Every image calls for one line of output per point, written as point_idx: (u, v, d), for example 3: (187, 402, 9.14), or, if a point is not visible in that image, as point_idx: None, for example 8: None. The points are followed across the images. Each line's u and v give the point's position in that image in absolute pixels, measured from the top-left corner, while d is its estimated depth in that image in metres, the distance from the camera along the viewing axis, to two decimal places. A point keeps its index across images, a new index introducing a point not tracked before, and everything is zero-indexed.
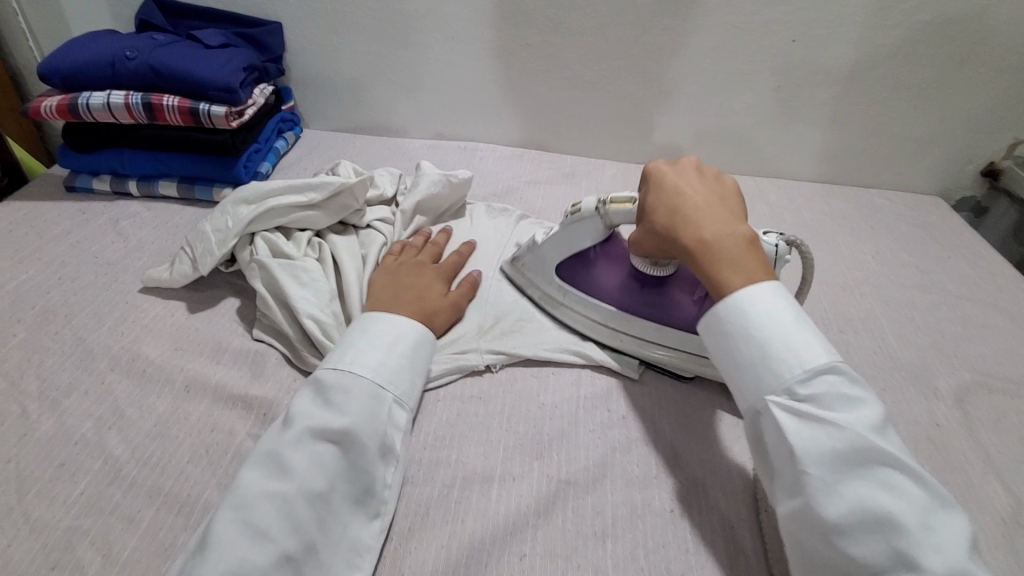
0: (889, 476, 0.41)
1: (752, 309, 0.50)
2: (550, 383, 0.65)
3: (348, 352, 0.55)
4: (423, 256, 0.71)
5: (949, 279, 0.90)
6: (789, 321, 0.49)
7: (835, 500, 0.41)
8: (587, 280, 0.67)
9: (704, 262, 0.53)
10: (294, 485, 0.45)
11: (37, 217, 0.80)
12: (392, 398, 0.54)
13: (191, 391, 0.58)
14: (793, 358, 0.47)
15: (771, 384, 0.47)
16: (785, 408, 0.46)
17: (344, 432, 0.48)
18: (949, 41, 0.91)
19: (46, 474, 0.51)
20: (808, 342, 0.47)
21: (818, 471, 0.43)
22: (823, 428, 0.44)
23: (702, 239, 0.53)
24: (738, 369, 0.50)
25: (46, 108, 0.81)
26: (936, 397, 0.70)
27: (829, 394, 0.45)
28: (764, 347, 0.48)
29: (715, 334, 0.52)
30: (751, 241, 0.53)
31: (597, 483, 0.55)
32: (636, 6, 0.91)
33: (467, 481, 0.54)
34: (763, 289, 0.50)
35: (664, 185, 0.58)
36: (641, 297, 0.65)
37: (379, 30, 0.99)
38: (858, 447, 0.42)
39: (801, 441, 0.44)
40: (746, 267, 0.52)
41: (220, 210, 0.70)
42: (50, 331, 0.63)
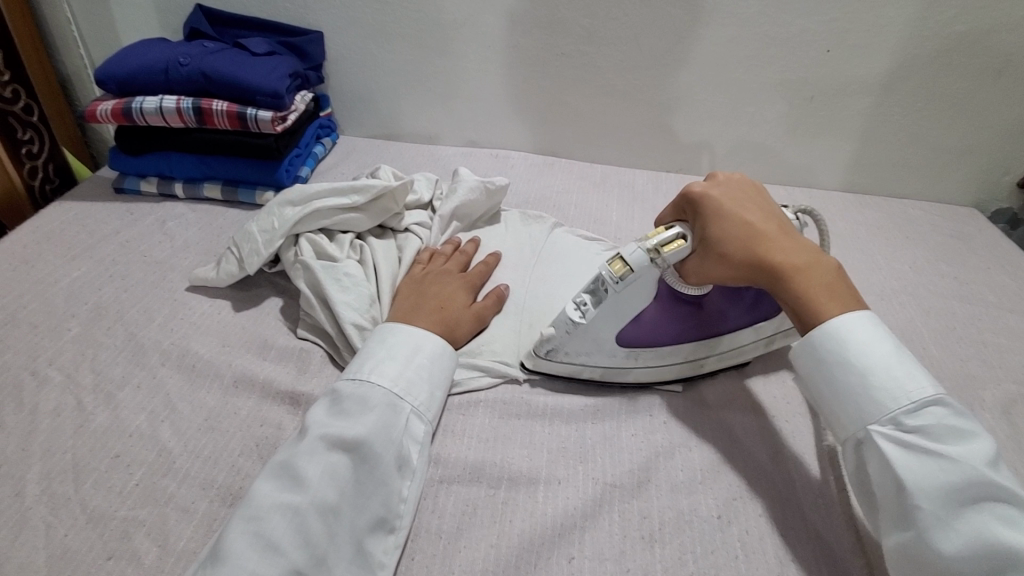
0: (1004, 510, 0.42)
1: (853, 338, 0.51)
2: (591, 390, 0.65)
3: (367, 361, 0.55)
4: (451, 265, 0.71)
5: (990, 290, 0.88)
6: (888, 351, 0.50)
7: (948, 533, 0.42)
8: (651, 338, 0.61)
9: (801, 292, 0.53)
10: (307, 497, 0.45)
11: (87, 217, 0.82)
12: (409, 409, 0.53)
13: (240, 387, 0.59)
14: (900, 390, 0.48)
15: (875, 414, 0.48)
16: (893, 440, 0.47)
17: (358, 443, 0.48)
18: (985, 52, 0.90)
19: (102, 466, 0.52)
20: (909, 372, 0.49)
21: (933, 503, 0.43)
22: (933, 461, 0.45)
23: (793, 271, 0.54)
24: (839, 403, 0.51)
25: (101, 111, 0.84)
26: (980, 409, 0.69)
27: (936, 426, 0.46)
28: (868, 378, 0.49)
29: (817, 369, 0.52)
30: (831, 264, 0.55)
31: (642, 488, 0.54)
32: (670, 16, 0.92)
33: (513, 483, 0.54)
34: (857, 315, 0.51)
35: (728, 215, 0.57)
36: (703, 316, 0.62)
37: (417, 40, 1.01)
38: (970, 478, 0.43)
39: (911, 473, 0.45)
40: (840, 286, 0.53)
41: (266, 211, 0.71)
42: (103, 327, 0.65)
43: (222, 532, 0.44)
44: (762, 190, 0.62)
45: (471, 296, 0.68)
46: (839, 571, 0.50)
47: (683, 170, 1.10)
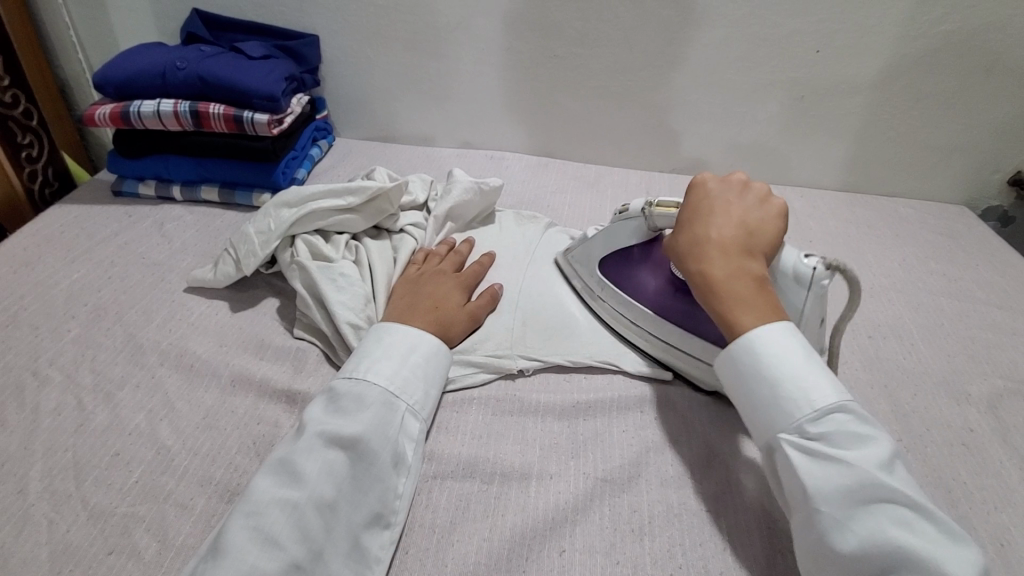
0: (898, 512, 0.43)
1: (764, 349, 0.51)
2: (583, 386, 0.66)
3: (364, 360, 0.56)
4: (446, 265, 0.72)
5: (978, 287, 0.89)
6: (800, 361, 0.50)
7: (844, 534, 0.43)
8: (627, 285, 0.68)
9: (713, 297, 0.55)
10: (305, 492, 0.46)
11: (86, 220, 0.83)
12: (405, 407, 0.54)
13: (237, 386, 0.60)
14: (804, 398, 0.49)
15: (783, 422, 0.49)
16: (798, 447, 0.48)
17: (355, 440, 0.49)
18: (972, 52, 0.92)
19: (102, 463, 0.53)
20: (816, 381, 0.49)
21: (830, 506, 0.44)
22: (833, 466, 0.45)
23: (710, 275, 0.55)
24: (753, 411, 0.52)
25: (99, 115, 0.85)
26: (967, 403, 0.70)
27: (838, 433, 0.46)
28: (775, 386, 0.50)
29: (732, 375, 0.53)
30: (760, 281, 0.55)
31: (633, 482, 0.55)
32: (662, 18, 0.93)
33: (505, 478, 0.55)
34: (771, 329, 0.52)
35: (696, 212, 0.60)
36: (674, 303, 0.65)
37: (412, 42, 1.02)
38: (864, 481, 0.43)
39: (811, 477, 0.46)
40: (757, 306, 0.53)
41: (262, 213, 0.72)
42: (102, 328, 0.66)
43: (222, 526, 0.45)
44: (775, 207, 0.60)
45: (466, 295, 0.69)
46: None
47: (676, 170, 1.11)
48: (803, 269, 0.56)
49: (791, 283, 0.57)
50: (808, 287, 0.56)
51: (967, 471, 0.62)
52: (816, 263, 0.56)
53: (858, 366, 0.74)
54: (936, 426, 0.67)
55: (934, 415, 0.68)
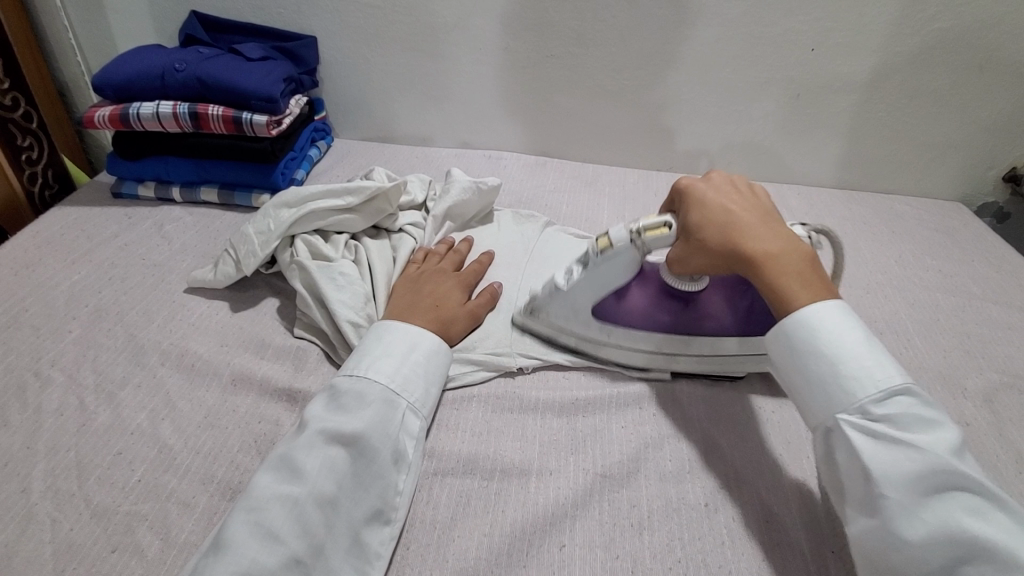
0: (970, 500, 0.43)
1: (821, 329, 0.52)
2: (582, 383, 0.66)
3: (364, 358, 0.57)
4: (446, 263, 0.73)
5: (974, 282, 0.90)
6: (858, 342, 0.51)
7: (913, 521, 0.43)
8: (631, 317, 0.65)
9: (769, 277, 0.55)
10: (305, 488, 0.46)
11: (86, 221, 0.83)
12: (406, 405, 0.55)
13: (238, 385, 0.61)
14: (869, 379, 0.49)
15: (847, 405, 0.49)
16: (863, 429, 0.48)
17: (355, 436, 0.50)
18: (965, 49, 0.92)
19: (105, 463, 0.53)
20: (878, 362, 0.50)
21: (899, 491, 0.44)
22: (902, 451, 0.45)
23: (764, 251, 0.55)
24: (813, 395, 0.52)
25: (99, 117, 0.85)
26: (963, 398, 0.70)
27: (905, 415, 0.47)
28: (837, 368, 0.50)
29: (789, 359, 0.53)
30: (809, 256, 0.56)
31: (632, 477, 0.56)
32: (658, 17, 0.94)
33: (505, 474, 0.55)
34: (826, 305, 0.53)
35: (708, 203, 0.59)
36: (684, 316, 0.64)
37: (409, 43, 1.02)
38: (937, 468, 0.44)
39: (878, 462, 0.46)
40: (810, 276, 0.55)
41: (261, 213, 0.73)
42: (103, 328, 0.66)
43: (223, 523, 0.45)
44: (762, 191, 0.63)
45: (466, 293, 0.70)
46: (821, 555, 0.51)
47: (673, 169, 1.12)
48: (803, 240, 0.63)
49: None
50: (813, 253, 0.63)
51: None
52: (807, 232, 0.63)
53: None
54: None
55: None
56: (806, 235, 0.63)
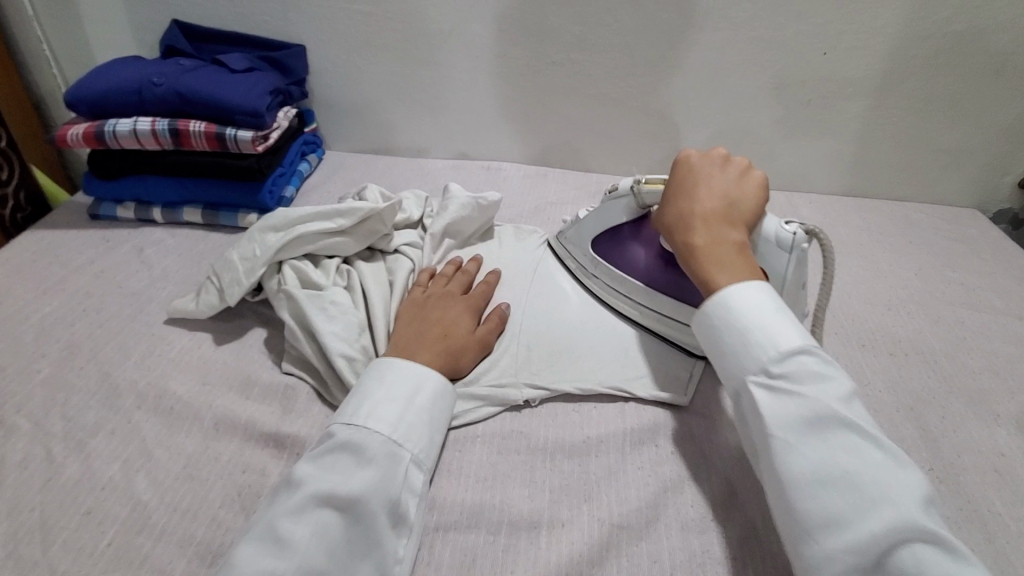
0: (851, 438, 0.42)
1: (735, 296, 0.51)
2: (593, 418, 0.62)
3: (363, 403, 0.51)
4: (453, 287, 0.68)
5: (997, 296, 0.86)
6: (769, 306, 0.49)
7: (797, 459, 0.42)
8: (621, 261, 0.70)
9: (691, 260, 0.56)
10: (292, 563, 0.42)
11: (61, 246, 0.78)
12: (409, 458, 0.50)
13: (221, 430, 0.56)
14: (770, 339, 0.47)
15: (748, 363, 0.48)
16: (760, 386, 0.46)
17: (353, 501, 0.45)
18: (983, 52, 0.88)
19: (72, 524, 0.48)
20: (783, 324, 0.48)
21: (782, 432, 0.44)
22: (792, 400, 0.44)
23: (690, 242, 0.56)
24: (720, 356, 0.51)
25: (72, 135, 0.80)
26: (996, 424, 0.66)
27: (800, 371, 0.45)
28: (744, 330, 0.49)
29: (704, 323, 0.53)
30: (742, 248, 0.55)
31: (651, 527, 0.51)
32: (662, 22, 0.90)
33: (513, 527, 0.51)
34: (746, 282, 0.51)
35: (682, 185, 0.61)
36: (663, 276, 0.67)
37: (402, 51, 0.97)
38: (822, 413, 0.43)
39: (770, 412, 0.45)
40: (735, 269, 0.53)
41: (247, 237, 0.68)
42: (75, 367, 0.61)
43: None
44: (756, 182, 0.60)
45: (474, 318, 0.65)
46: None
47: None
48: (784, 235, 0.57)
49: (772, 248, 0.58)
50: (789, 250, 0.57)
51: (1005, 501, 0.58)
52: (796, 229, 0.57)
53: (880, 387, 0.70)
54: (967, 450, 0.63)
55: (964, 438, 0.64)
56: (795, 234, 0.57)
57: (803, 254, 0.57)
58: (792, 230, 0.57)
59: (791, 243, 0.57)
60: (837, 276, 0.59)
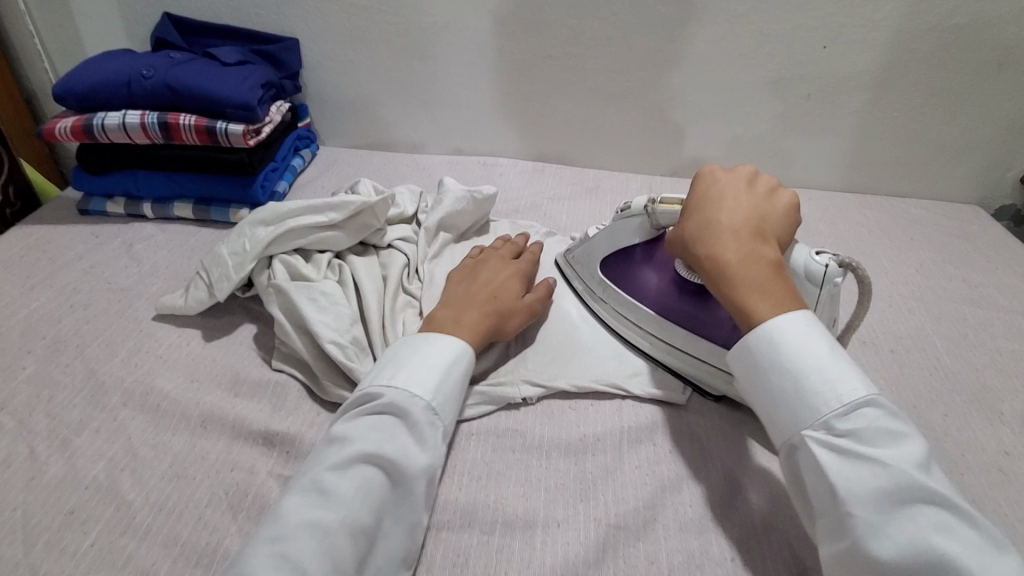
0: (940, 516, 0.39)
1: (784, 336, 0.48)
2: (590, 415, 0.60)
3: (402, 369, 0.51)
4: (503, 254, 0.69)
5: (1000, 293, 0.84)
6: (825, 350, 0.47)
7: (882, 540, 0.39)
8: (633, 286, 0.66)
9: (725, 286, 0.52)
10: (337, 516, 0.42)
11: (48, 242, 0.77)
12: (445, 426, 0.50)
13: (208, 427, 0.55)
14: (832, 391, 0.45)
15: (807, 417, 0.46)
16: (824, 445, 0.44)
17: (397, 463, 0.45)
18: (985, 46, 0.87)
19: (55, 524, 0.47)
20: (843, 373, 0.46)
21: (863, 508, 0.41)
22: (865, 466, 0.42)
23: (725, 258, 0.52)
24: (773, 404, 0.48)
25: (60, 129, 0.79)
26: (1000, 422, 0.65)
27: (869, 430, 0.43)
28: (799, 378, 0.47)
29: (748, 364, 0.50)
30: (778, 270, 0.52)
31: (648, 527, 0.50)
32: (660, 15, 0.88)
33: (508, 527, 0.50)
34: (789, 316, 0.49)
35: (705, 199, 0.57)
36: (677, 304, 0.63)
37: (397, 45, 0.96)
38: (903, 484, 0.40)
39: (843, 480, 0.42)
40: (775, 292, 0.50)
41: (237, 231, 0.67)
42: (61, 364, 0.60)
43: None
44: (784, 200, 0.58)
45: (522, 287, 0.66)
46: None
47: (679, 174, 1.06)
48: (815, 268, 0.55)
49: (802, 282, 0.56)
50: (820, 284, 0.55)
51: (1009, 500, 0.57)
52: (828, 261, 0.55)
53: (883, 386, 0.69)
54: (970, 449, 0.62)
55: (967, 437, 0.63)
56: (828, 265, 0.55)
57: (835, 288, 0.55)
58: (825, 261, 0.55)
59: (823, 276, 0.55)
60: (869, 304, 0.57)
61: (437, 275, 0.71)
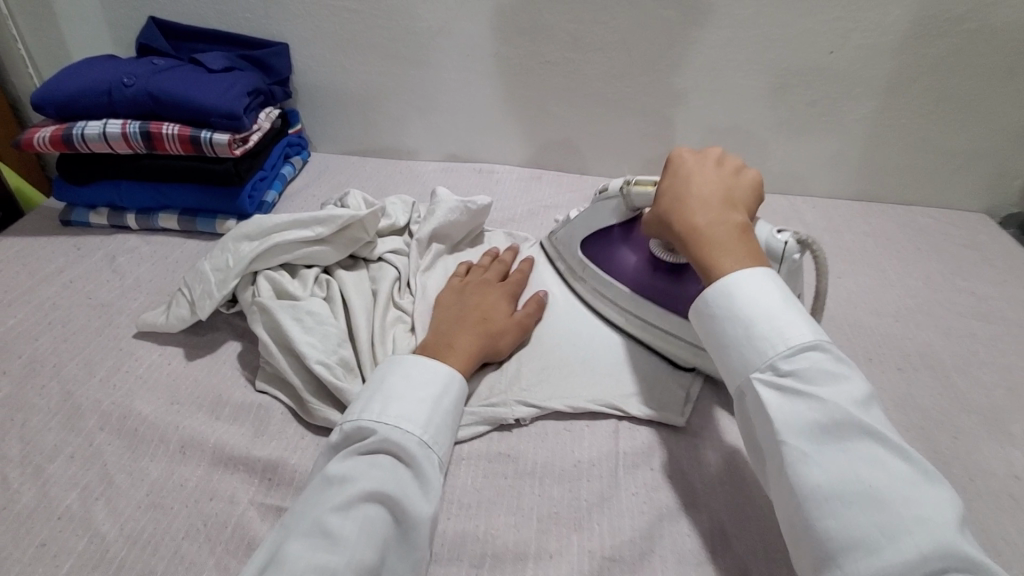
0: (873, 448, 0.39)
1: (743, 292, 0.47)
2: (585, 437, 0.58)
3: (392, 402, 0.50)
4: (490, 275, 0.69)
5: (1009, 307, 0.82)
6: (779, 302, 0.46)
7: (813, 467, 0.40)
8: (612, 266, 0.67)
9: (695, 249, 0.51)
10: (344, 558, 0.40)
11: (29, 254, 0.74)
12: (439, 458, 0.49)
13: (188, 453, 0.52)
14: (779, 335, 0.45)
15: (755, 361, 0.45)
16: (767, 384, 0.44)
17: (401, 501, 0.44)
18: (994, 52, 0.85)
19: (25, 557, 0.45)
20: (793, 319, 0.45)
21: (796, 438, 0.41)
22: (803, 403, 0.41)
23: (692, 223, 0.52)
24: (723, 350, 0.48)
25: (40, 138, 0.76)
26: (1010, 445, 0.63)
27: (812, 370, 0.43)
28: (753, 328, 0.46)
29: (708, 320, 0.49)
30: (745, 230, 0.51)
31: (645, 560, 0.48)
32: (661, 20, 0.86)
33: (498, 560, 0.48)
34: (752, 273, 0.48)
35: (678, 166, 0.57)
36: (651, 281, 0.64)
37: (391, 50, 0.94)
38: (838, 419, 0.40)
39: (782, 417, 0.42)
40: (738, 252, 0.50)
41: (220, 247, 0.65)
42: (36, 384, 0.58)
43: None
44: (752, 169, 0.58)
45: (511, 305, 0.66)
46: None
47: None
48: (775, 245, 0.54)
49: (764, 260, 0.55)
50: (779, 261, 0.54)
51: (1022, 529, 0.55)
52: (788, 237, 0.54)
53: (889, 405, 0.67)
54: (979, 473, 0.60)
55: (975, 460, 0.61)
56: (787, 243, 0.54)
57: (795, 264, 0.55)
58: (784, 238, 0.54)
59: (782, 253, 0.54)
60: (827, 286, 0.56)
61: (429, 288, 0.69)
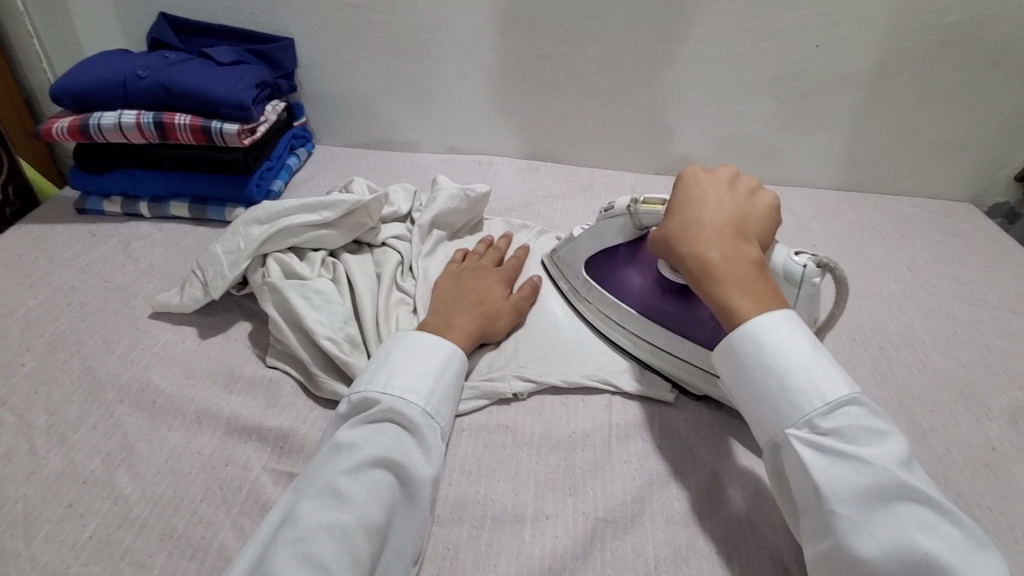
0: (923, 514, 0.40)
1: (766, 337, 0.48)
2: (580, 411, 0.61)
3: (396, 375, 0.53)
4: (486, 261, 0.72)
5: (991, 290, 0.85)
6: (808, 351, 0.47)
7: (867, 535, 0.40)
8: (619, 287, 0.67)
9: (713, 286, 0.52)
10: (354, 516, 0.43)
11: (47, 241, 0.77)
12: (441, 428, 0.52)
13: (204, 423, 0.55)
14: (814, 389, 0.45)
15: (790, 415, 0.46)
16: (807, 442, 0.44)
17: (406, 467, 0.47)
18: (976, 45, 0.87)
19: (54, 517, 0.48)
20: (826, 372, 0.46)
21: (848, 505, 0.41)
22: (850, 466, 0.42)
23: (709, 259, 0.52)
24: (751, 396, 0.49)
25: (57, 129, 0.79)
26: (986, 419, 0.66)
27: (853, 429, 0.43)
28: (782, 377, 0.47)
29: (732, 364, 0.50)
30: (759, 267, 0.52)
31: (636, 521, 0.51)
32: (654, 14, 0.89)
33: (497, 521, 0.50)
34: (773, 316, 0.49)
35: (691, 198, 0.57)
36: (658, 304, 0.64)
37: (392, 44, 0.97)
38: (887, 483, 0.40)
39: (829, 480, 0.42)
40: (755, 292, 0.50)
41: (231, 230, 0.68)
42: (58, 361, 0.61)
43: None
44: (763, 201, 0.58)
45: (507, 288, 0.69)
46: None
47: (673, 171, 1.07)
48: (794, 268, 0.55)
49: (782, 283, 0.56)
50: (798, 285, 0.55)
51: (994, 495, 0.58)
52: (806, 260, 0.55)
53: (871, 382, 0.70)
54: (956, 444, 0.63)
55: (952, 432, 0.64)
56: (805, 266, 0.55)
57: (812, 288, 0.55)
58: (803, 262, 0.55)
59: (801, 276, 0.55)
60: (843, 306, 0.56)
61: (430, 272, 0.72)
